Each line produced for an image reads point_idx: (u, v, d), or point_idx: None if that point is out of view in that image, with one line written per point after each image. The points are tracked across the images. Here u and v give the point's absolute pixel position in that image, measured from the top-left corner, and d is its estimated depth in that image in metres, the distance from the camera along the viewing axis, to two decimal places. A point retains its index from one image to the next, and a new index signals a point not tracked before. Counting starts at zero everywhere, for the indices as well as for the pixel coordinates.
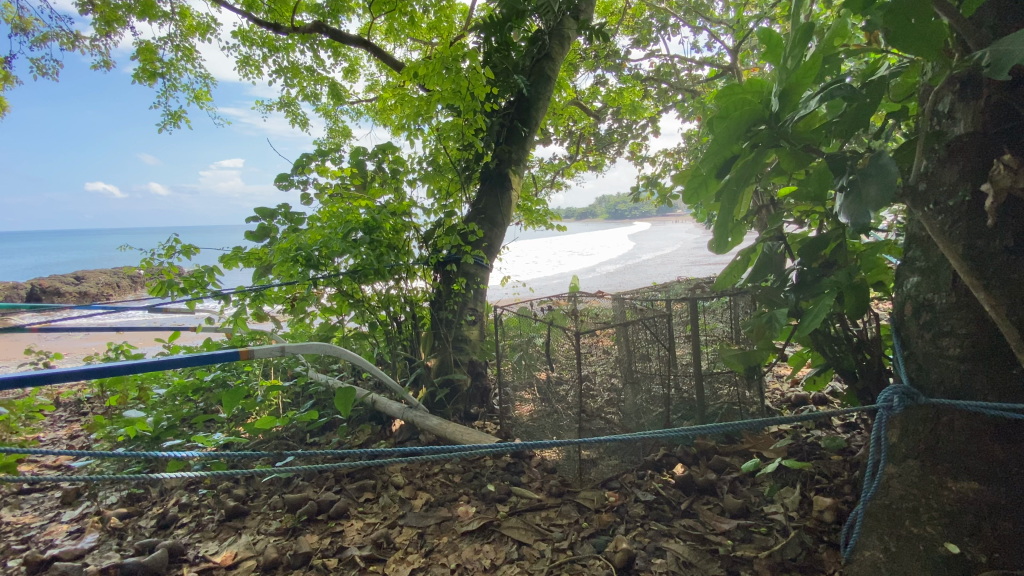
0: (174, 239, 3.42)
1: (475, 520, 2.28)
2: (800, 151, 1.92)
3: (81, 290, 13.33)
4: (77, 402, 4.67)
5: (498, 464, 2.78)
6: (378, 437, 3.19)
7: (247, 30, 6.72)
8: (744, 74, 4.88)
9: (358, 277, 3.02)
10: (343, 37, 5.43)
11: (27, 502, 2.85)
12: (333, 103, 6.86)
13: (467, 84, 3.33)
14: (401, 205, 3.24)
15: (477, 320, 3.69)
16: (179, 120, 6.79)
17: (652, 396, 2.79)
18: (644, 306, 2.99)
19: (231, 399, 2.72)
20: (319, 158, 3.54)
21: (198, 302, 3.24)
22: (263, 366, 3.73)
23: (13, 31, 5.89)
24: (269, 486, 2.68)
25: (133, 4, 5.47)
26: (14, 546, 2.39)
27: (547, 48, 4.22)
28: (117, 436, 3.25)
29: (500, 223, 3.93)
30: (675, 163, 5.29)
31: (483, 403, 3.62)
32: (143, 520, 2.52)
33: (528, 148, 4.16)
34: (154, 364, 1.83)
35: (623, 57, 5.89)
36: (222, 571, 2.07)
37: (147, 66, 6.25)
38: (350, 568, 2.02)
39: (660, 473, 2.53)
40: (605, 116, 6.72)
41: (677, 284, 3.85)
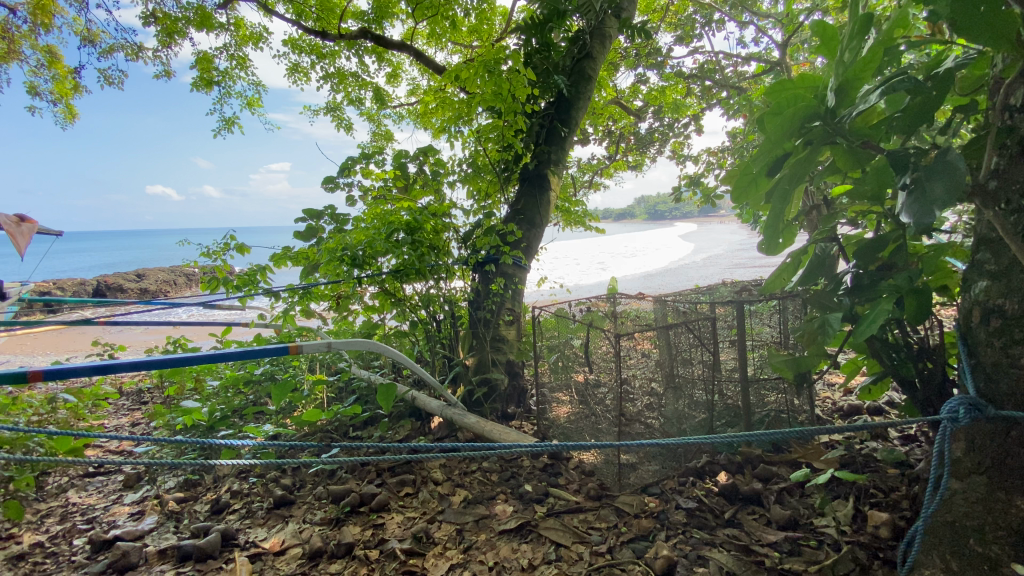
0: (229, 237, 3.57)
1: (513, 519, 2.28)
2: (858, 148, 1.85)
3: (141, 287, 14.27)
4: (138, 392, 4.98)
5: (536, 464, 2.78)
6: (417, 433, 3.26)
7: (297, 38, 6.98)
8: (793, 69, 4.70)
9: (400, 276, 3.10)
10: (386, 42, 5.56)
11: (93, 484, 3.06)
12: (377, 107, 7.04)
13: (508, 86, 3.36)
14: (442, 206, 3.30)
15: (515, 321, 3.71)
16: (233, 125, 7.13)
17: (694, 402, 2.72)
18: (687, 309, 2.92)
19: (280, 392, 2.84)
20: (363, 160, 3.64)
21: (250, 300, 3.40)
22: (310, 361, 3.87)
23: (83, 43, 6.32)
24: (314, 478, 2.78)
25: (192, 16, 5.79)
26: (81, 526, 2.57)
27: (588, 47, 4.19)
28: (175, 424, 3.45)
29: (540, 223, 3.92)
30: (719, 161, 5.14)
31: (520, 403, 3.64)
32: (198, 505, 2.66)
33: (568, 148, 4.13)
34: (209, 356, 1.92)
35: (665, 55, 5.79)
36: (271, 557, 2.16)
37: (204, 75, 6.60)
38: (390, 561, 2.05)
39: (703, 480, 2.47)
40: (646, 115, 6.61)
41: (721, 287, 3.73)
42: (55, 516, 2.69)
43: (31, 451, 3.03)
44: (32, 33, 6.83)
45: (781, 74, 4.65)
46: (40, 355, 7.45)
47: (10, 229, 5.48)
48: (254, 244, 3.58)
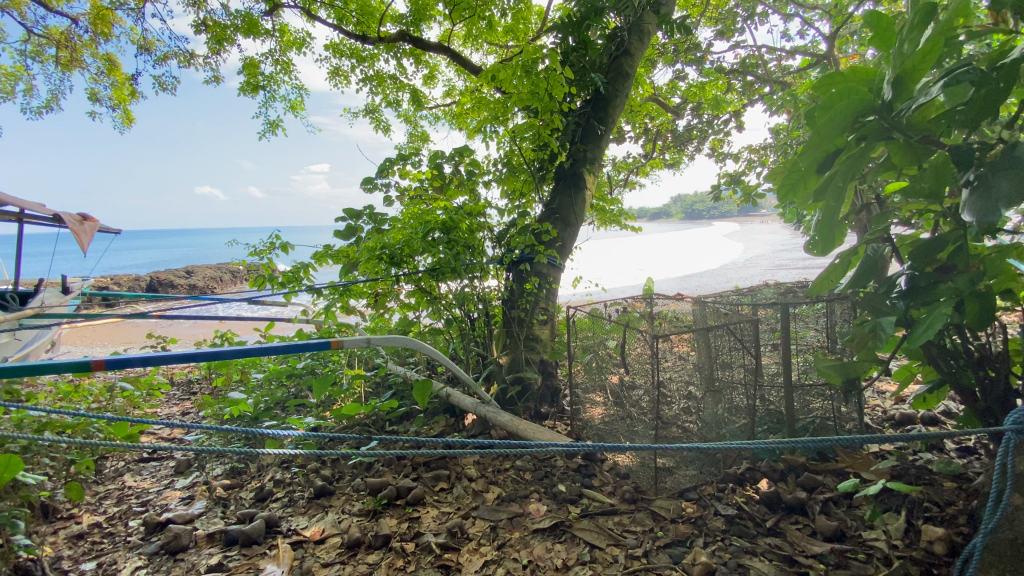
0: (274, 237, 3.70)
1: (546, 518, 2.28)
2: (917, 143, 1.77)
3: (190, 283, 14.98)
4: (188, 382, 5.23)
5: (569, 464, 2.77)
6: (451, 429, 3.31)
7: (338, 42, 7.18)
8: (842, 61, 4.51)
9: (436, 274, 3.13)
10: (424, 44, 5.65)
11: (147, 469, 3.24)
12: (414, 109, 7.16)
13: (545, 85, 3.36)
14: (477, 206, 3.33)
15: (549, 320, 3.69)
16: (278, 128, 7.39)
17: (735, 407, 2.65)
18: (728, 311, 2.85)
19: (320, 385, 2.93)
20: (400, 161, 3.71)
21: (293, 296, 3.52)
22: (348, 356, 3.97)
23: (141, 52, 6.68)
24: (352, 470, 2.85)
25: (240, 23, 6.04)
26: (136, 508, 2.73)
27: (626, 44, 4.13)
28: (223, 414, 3.61)
29: (575, 223, 3.89)
30: (761, 159, 4.98)
31: (553, 403, 3.62)
32: (243, 492, 2.77)
33: (605, 147, 4.08)
34: (254, 350, 2.01)
35: (705, 50, 5.66)
36: (311, 544, 2.22)
37: (251, 80, 6.87)
38: (426, 554, 2.08)
39: (743, 487, 2.40)
40: (685, 112, 6.48)
41: (764, 288, 3.62)
42: (113, 498, 2.86)
43: (93, 436, 3.23)
44: (94, 42, 7.26)
45: (829, 67, 4.46)
46: (101, 346, 7.95)
47: (74, 227, 5.85)
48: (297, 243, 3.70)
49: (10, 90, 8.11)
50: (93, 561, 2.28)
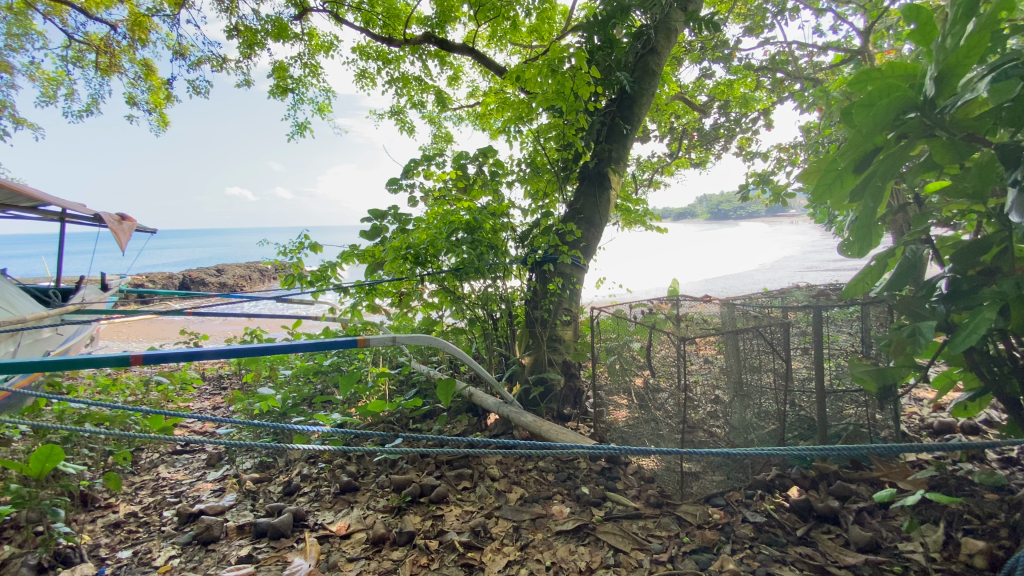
0: (303, 236, 3.78)
1: (570, 520, 2.27)
2: (962, 140, 1.69)
3: (221, 281, 15.39)
4: (219, 377, 5.38)
5: (593, 467, 2.75)
6: (474, 428, 3.32)
7: (365, 45, 7.29)
8: (877, 57, 4.37)
9: (460, 274, 3.15)
10: (448, 46, 5.69)
11: (180, 461, 3.34)
12: (438, 110, 7.21)
13: (571, 85, 3.33)
14: (500, 206, 3.34)
15: (572, 321, 3.67)
16: (306, 130, 7.55)
17: (764, 412, 2.59)
18: (758, 314, 2.78)
19: (347, 382, 2.98)
20: (425, 162, 3.74)
21: (321, 295, 3.59)
22: (373, 354, 4.03)
23: (176, 56, 6.91)
24: (377, 467, 2.89)
25: (270, 28, 6.18)
26: (170, 498, 2.82)
27: (652, 42, 4.08)
28: (252, 409, 3.70)
29: (599, 223, 3.85)
30: (792, 158, 4.86)
31: (576, 405, 3.59)
32: (271, 485, 2.83)
33: (630, 146, 4.03)
34: (282, 347, 2.05)
35: (733, 47, 5.55)
36: (337, 539, 2.26)
37: (281, 83, 7.03)
38: (450, 552, 2.10)
39: (772, 494, 2.35)
40: (712, 110, 6.37)
41: (795, 290, 3.53)
42: (148, 489, 2.96)
43: (130, 428, 3.36)
44: (132, 48, 7.53)
45: (863, 62, 4.32)
46: (137, 341, 8.24)
47: (114, 227, 6.08)
48: (325, 243, 3.77)
49: (53, 95, 8.47)
50: (128, 549, 2.36)
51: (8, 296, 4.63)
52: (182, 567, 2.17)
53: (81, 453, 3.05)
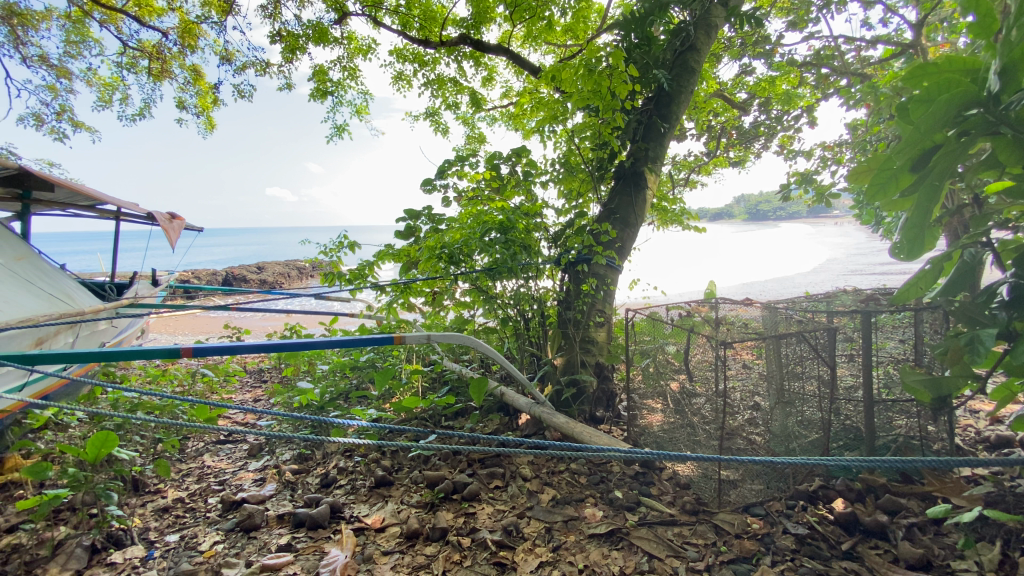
0: (342, 236, 3.88)
1: (603, 524, 2.24)
2: None
3: (261, 278, 15.93)
4: (259, 370, 5.58)
5: (626, 471, 2.72)
6: (505, 428, 3.33)
7: (402, 48, 7.43)
8: (930, 51, 4.15)
9: (492, 274, 3.16)
10: (483, 46, 5.72)
11: (224, 450, 3.48)
12: (473, 110, 7.27)
13: (608, 84, 3.29)
14: (534, 206, 3.35)
15: (605, 322, 3.63)
16: (344, 132, 7.76)
17: (806, 420, 2.50)
18: (802, 319, 2.68)
19: (382, 378, 3.04)
20: (459, 163, 3.78)
21: (358, 293, 3.68)
22: (407, 352, 4.09)
23: (223, 62, 7.20)
24: (410, 462, 2.94)
25: (311, 33, 6.37)
26: (215, 486, 2.94)
27: (692, 39, 3.99)
28: (292, 402, 3.82)
29: (634, 223, 3.79)
30: (837, 156, 4.67)
31: (609, 407, 3.55)
32: (310, 477, 2.92)
33: (668, 145, 3.95)
34: (319, 343, 2.13)
35: (775, 42, 5.38)
36: (372, 532, 2.30)
37: (321, 86, 7.23)
38: (482, 550, 2.11)
39: (815, 506, 2.26)
40: (751, 107, 6.20)
41: (841, 294, 3.38)
42: (194, 476, 3.09)
43: (177, 417, 3.52)
44: (182, 54, 7.89)
45: (916, 57, 4.12)
46: (183, 334, 8.64)
47: (165, 225, 6.39)
48: (363, 242, 3.86)
49: (109, 100, 8.95)
50: (176, 534, 2.47)
51: (68, 290, 4.92)
52: (226, 552, 2.26)
53: (133, 439, 3.23)
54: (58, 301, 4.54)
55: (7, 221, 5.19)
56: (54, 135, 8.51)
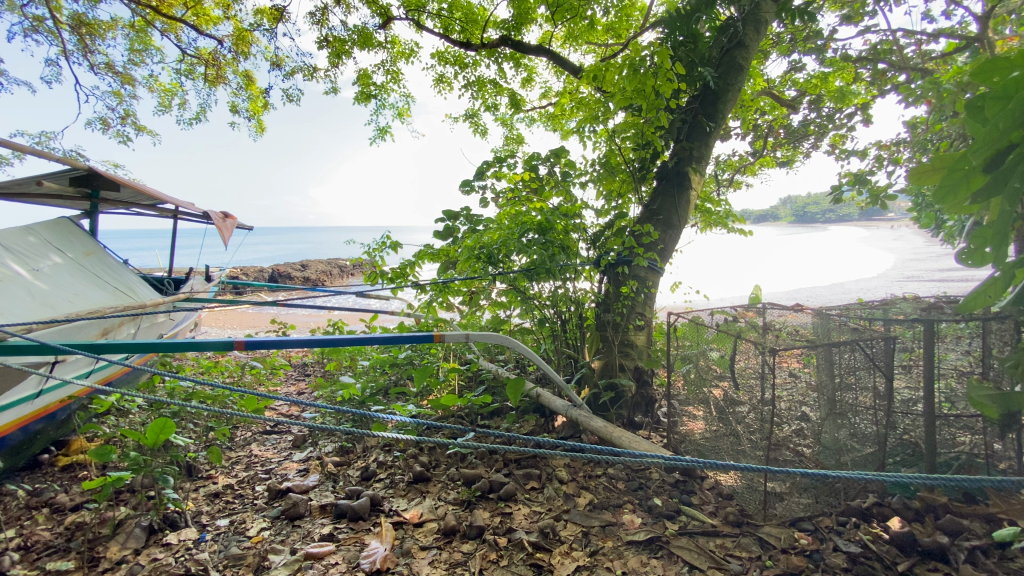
0: (385, 236, 3.97)
1: (641, 531, 2.21)
2: None
3: (305, 275, 16.49)
4: (303, 365, 5.77)
5: (666, 478, 2.67)
6: (541, 429, 3.32)
7: (443, 51, 7.54)
8: (999, 45, 3.83)
9: (530, 275, 3.16)
10: (524, 48, 5.74)
11: (270, 440, 3.63)
12: (512, 112, 7.30)
13: (652, 83, 3.22)
14: (573, 207, 3.34)
15: (645, 326, 3.56)
16: (387, 134, 7.94)
17: (859, 433, 2.39)
18: (856, 327, 2.56)
19: (421, 375, 3.09)
20: (497, 164, 3.80)
21: (399, 292, 3.76)
22: (445, 350, 4.15)
23: (273, 67, 7.50)
24: (447, 459, 2.98)
25: (356, 38, 6.55)
26: (262, 474, 3.07)
27: (740, 35, 3.87)
28: (335, 396, 3.94)
29: (677, 225, 3.71)
30: (894, 156, 4.42)
31: (648, 413, 3.47)
32: (350, 469, 3.00)
33: (713, 144, 3.85)
34: (360, 340, 2.19)
35: (828, 37, 5.15)
36: (411, 527, 2.34)
37: (364, 89, 7.42)
38: (519, 551, 2.11)
39: (869, 524, 2.16)
40: (801, 105, 5.96)
41: (900, 302, 3.20)
42: (242, 464, 3.23)
43: (228, 407, 3.69)
44: (235, 60, 8.26)
45: (982, 51, 3.85)
46: (232, 328, 9.04)
47: (219, 224, 6.71)
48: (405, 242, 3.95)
49: (169, 104, 9.45)
50: (226, 519, 2.59)
51: (131, 283, 5.23)
52: (272, 538, 2.35)
53: (187, 427, 3.40)
54: (123, 294, 4.83)
55: (78, 219, 5.57)
56: (119, 138, 9.06)
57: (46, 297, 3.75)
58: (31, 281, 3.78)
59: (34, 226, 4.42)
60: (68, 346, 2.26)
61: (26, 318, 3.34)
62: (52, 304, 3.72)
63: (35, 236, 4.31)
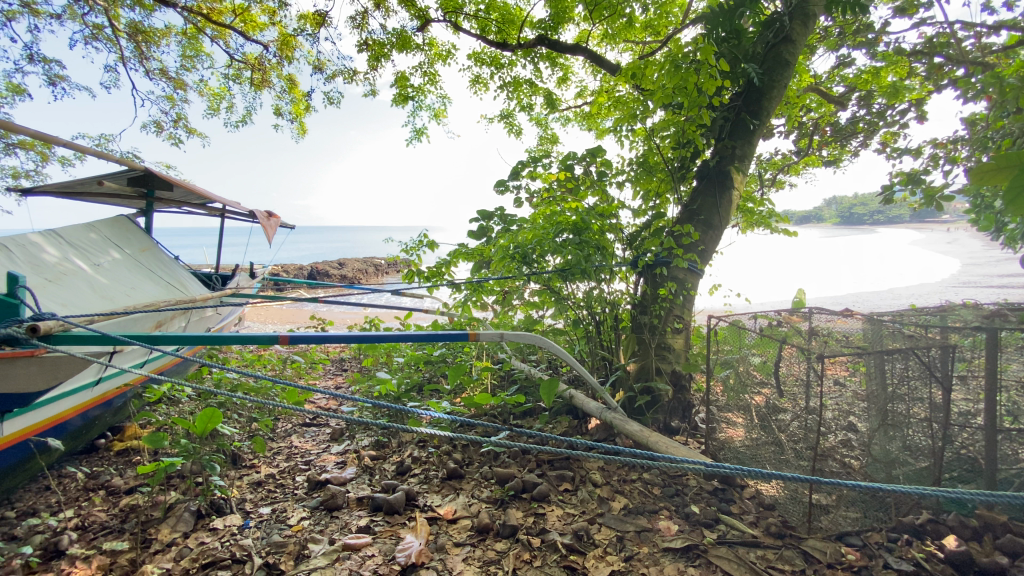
0: (422, 236, 4.03)
1: (678, 538, 2.16)
2: None
3: (342, 274, 16.93)
4: (341, 360, 5.92)
5: (704, 486, 2.61)
6: (574, 431, 3.30)
7: (480, 52, 7.59)
8: None
9: (565, 275, 3.15)
10: (560, 47, 5.73)
11: (309, 432, 3.74)
12: (547, 111, 7.29)
13: (695, 80, 3.13)
14: (609, 207, 3.31)
15: (684, 329, 3.47)
16: (423, 135, 8.06)
17: (913, 446, 2.27)
18: (911, 335, 2.43)
19: (454, 373, 3.12)
20: (532, 164, 3.80)
21: (435, 290, 3.81)
22: (479, 348, 4.18)
23: (315, 70, 7.73)
24: (480, 457, 3.00)
25: (395, 40, 6.67)
26: (302, 465, 3.17)
27: (787, 30, 3.75)
28: (372, 391, 4.02)
29: (718, 226, 3.62)
30: (952, 154, 4.18)
31: (685, 418, 3.39)
32: (386, 464, 3.06)
33: (757, 143, 3.74)
34: (397, 338, 2.23)
35: (880, 30, 4.91)
36: (445, 522, 2.37)
37: (402, 92, 7.56)
38: (552, 552, 2.10)
39: (922, 541, 2.05)
40: (850, 101, 5.70)
41: (959, 309, 3.01)
42: (284, 455, 3.34)
43: (270, 399, 3.83)
44: (280, 64, 8.55)
45: None
46: (274, 323, 9.35)
47: (264, 223, 6.96)
48: (441, 241, 3.99)
49: (217, 108, 9.88)
50: (268, 507, 2.68)
51: (182, 279, 5.49)
52: (311, 528, 2.42)
53: (232, 417, 3.55)
54: (174, 289, 5.08)
55: (134, 217, 5.89)
56: (172, 140, 9.54)
57: (106, 291, 3.98)
58: (93, 275, 4.02)
59: (96, 224, 4.70)
60: (127, 338, 2.39)
61: (88, 310, 3.56)
62: (111, 297, 3.95)
63: (96, 233, 4.59)
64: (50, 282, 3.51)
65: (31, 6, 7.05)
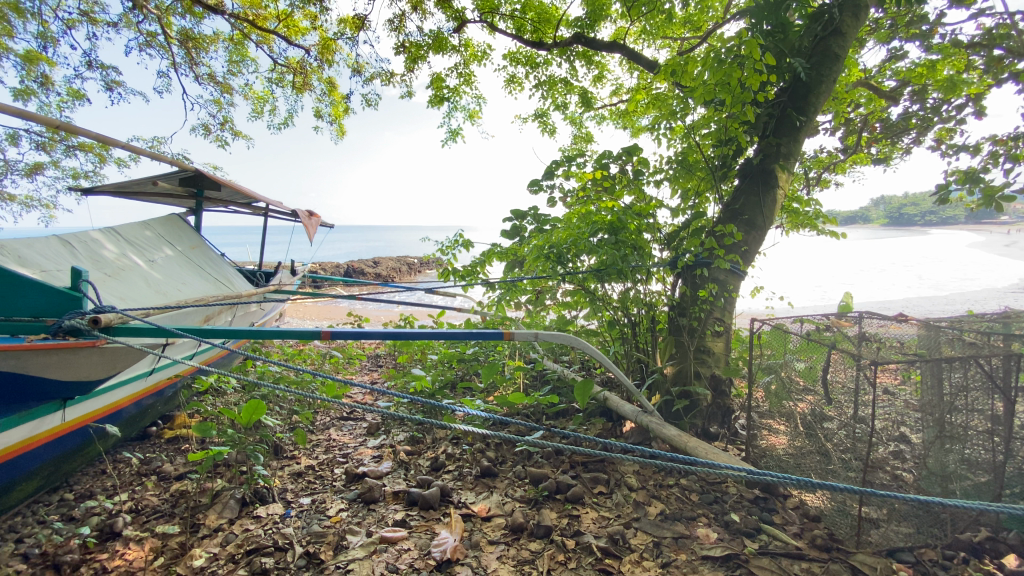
0: (458, 235, 4.07)
1: (718, 547, 2.11)
2: None
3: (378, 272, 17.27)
4: (376, 356, 6.05)
5: (744, 494, 2.54)
6: (608, 433, 3.27)
7: (515, 51, 7.60)
8: None
9: (600, 275, 3.12)
10: (596, 45, 5.67)
11: (347, 426, 3.84)
12: (582, 110, 7.24)
13: (739, 76, 3.04)
14: (646, 207, 3.25)
15: (724, 332, 3.36)
16: (458, 135, 8.15)
17: (971, 460, 2.15)
18: (971, 343, 2.29)
19: (488, 372, 3.14)
20: (566, 163, 3.77)
21: (469, 289, 3.84)
22: (512, 348, 4.19)
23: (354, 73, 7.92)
24: (513, 457, 3.01)
25: (431, 42, 6.76)
26: (340, 458, 3.25)
27: (836, 22, 3.58)
28: (407, 388, 4.09)
29: (761, 225, 3.51)
30: (1016, 151, 3.92)
31: (724, 423, 3.31)
32: (421, 459, 3.11)
33: (804, 140, 3.60)
34: (433, 336, 2.25)
35: (935, 21, 4.65)
36: (479, 520, 2.39)
37: (438, 92, 7.66)
38: (587, 555, 2.09)
39: (981, 560, 1.94)
40: (902, 96, 5.43)
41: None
42: (323, 447, 3.44)
43: (311, 393, 3.95)
44: (320, 68, 8.78)
45: None
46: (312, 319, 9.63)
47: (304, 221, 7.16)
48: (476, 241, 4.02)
49: (261, 110, 10.24)
50: (308, 497, 2.76)
51: (228, 275, 5.72)
52: (350, 519, 2.48)
53: (275, 409, 3.68)
54: (221, 285, 5.30)
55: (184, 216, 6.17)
56: (218, 142, 9.95)
57: (160, 286, 4.19)
58: (148, 271, 4.23)
59: (150, 222, 4.95)
60: (180, 331, 2.51)
61: (143, 304, 3.75)
62: (165, 292, 4.15)
63: (151, 231, 4.83)
64: (109, 277, 3.71)
65: (90, 16, 7.48)
